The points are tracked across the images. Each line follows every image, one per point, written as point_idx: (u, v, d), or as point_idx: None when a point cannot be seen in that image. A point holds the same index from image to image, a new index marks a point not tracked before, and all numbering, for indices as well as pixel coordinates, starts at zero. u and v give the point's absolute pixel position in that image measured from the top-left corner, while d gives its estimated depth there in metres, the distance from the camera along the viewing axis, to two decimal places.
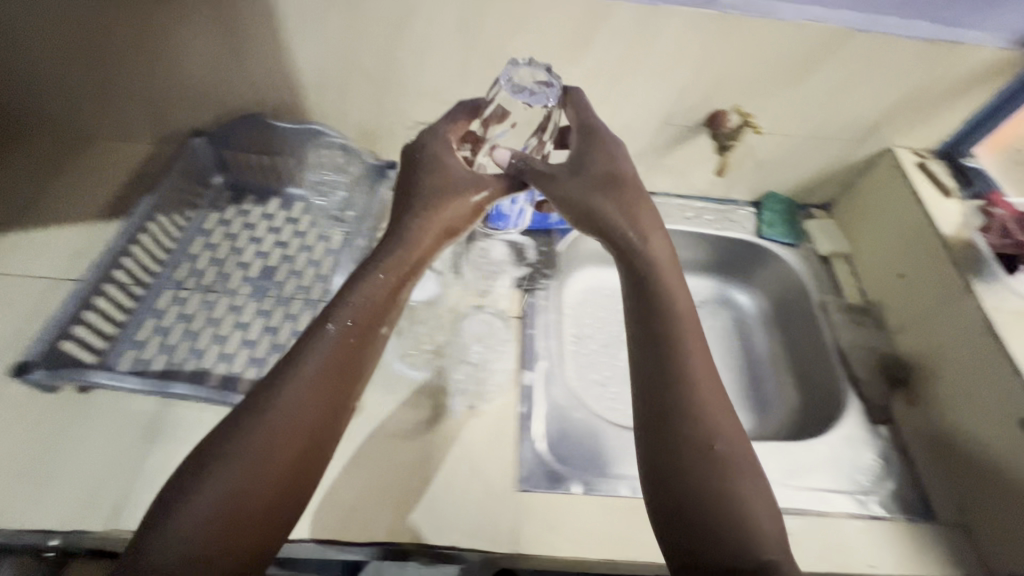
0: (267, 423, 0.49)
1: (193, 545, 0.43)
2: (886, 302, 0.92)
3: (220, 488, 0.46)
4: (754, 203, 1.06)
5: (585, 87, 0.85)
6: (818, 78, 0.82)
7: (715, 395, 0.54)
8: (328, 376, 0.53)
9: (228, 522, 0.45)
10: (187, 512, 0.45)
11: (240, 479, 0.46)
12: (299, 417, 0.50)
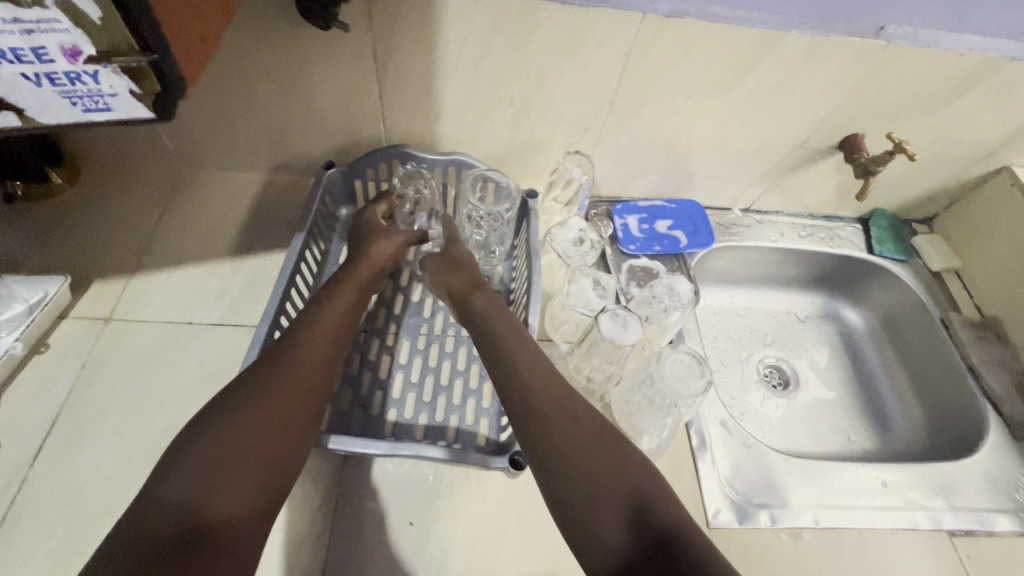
0: (262, 385, 0.56)
1: (193, 483, 0.48)
2: (1007, 317, 0.95)
3: (212, 432, 0.51)
4: (861, 219, 1.08)
5: (729, 114, 0.84)
6: (957, 104, 0.84)
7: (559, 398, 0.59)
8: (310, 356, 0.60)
9: (229, 465, 0.50)
10: (194, 454, 0.50)
11: (222, 427, 0.52)
12: (284, 383, 0.57)
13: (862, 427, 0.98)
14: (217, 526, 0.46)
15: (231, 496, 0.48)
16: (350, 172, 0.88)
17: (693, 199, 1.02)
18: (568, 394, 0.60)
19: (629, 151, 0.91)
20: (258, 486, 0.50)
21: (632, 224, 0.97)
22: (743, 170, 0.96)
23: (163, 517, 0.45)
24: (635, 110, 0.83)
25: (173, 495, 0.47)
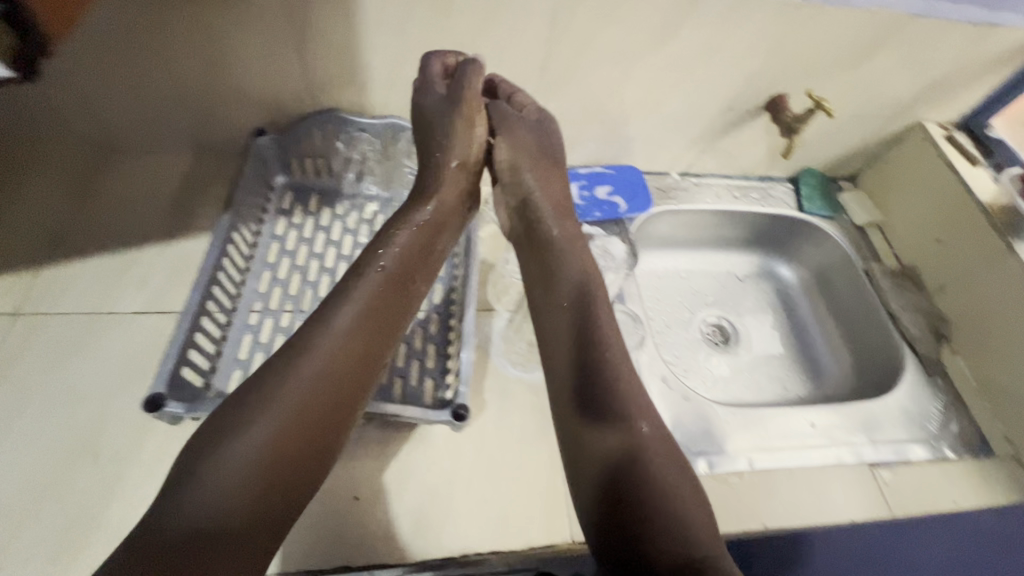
0: (334, 367, 0.57)
1: (226, 469, 0.50)
2: (922, 265, 1.01)
3: (265, 412, 0.53)
4: (791, 178, 1.12)
5: (660, 77, 0.85)
6: (870, 62, 0.87)
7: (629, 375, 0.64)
8: (369, 337, 0.61)
9: (273, 453, 0.52)
10: (246, 435, 0.51)
11: (297, 406, 0.54)
12: (346, 367, 0.59)
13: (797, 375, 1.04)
14: (246, 537, 0.48)
15: (271, 483, 0.51)
16: (281, 139, 0.83)
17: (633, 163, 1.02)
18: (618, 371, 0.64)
19: (566, 118, 0.91)
20: (297, 478, 0.53)
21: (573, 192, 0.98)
22: (678, 133, 0.98)
23: (214, 510, 0.48)
24: (568, 75, 0.83)
25: (213, 485, 0.49)
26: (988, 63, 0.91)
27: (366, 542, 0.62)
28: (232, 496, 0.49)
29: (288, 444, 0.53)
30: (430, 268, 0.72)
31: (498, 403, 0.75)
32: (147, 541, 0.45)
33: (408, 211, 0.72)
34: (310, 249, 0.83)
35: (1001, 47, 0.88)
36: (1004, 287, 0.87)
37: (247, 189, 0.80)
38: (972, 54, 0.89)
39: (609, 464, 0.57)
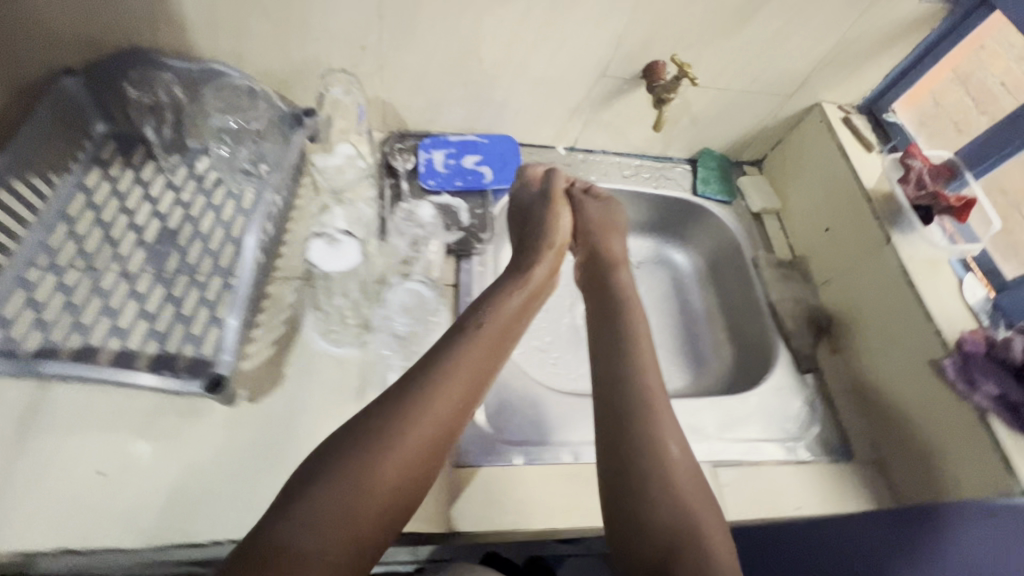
0: (427, 401, 0.52)
1: (348, 499, 0.46)
2: (811, 256, 0.94)
3: (384, 449, 0.48)
4: (690, 160, 1.06)
5: (515, 33, 0.78)
6: (750, 29, 0.80)
7: (647, 398, 0.58)
8: (469, 382, 0.56)
9: (376, 489, 0.47)
10: (371, 467, 0.47)
11: (387, 443, 0.49)
12: (451, 396, 0.54)
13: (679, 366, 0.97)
14: None
15: (366, 523, 0.46)
16: (92, 82, 0.74)
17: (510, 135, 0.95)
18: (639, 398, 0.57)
19: (422, 76, 0.84)
20: (383, 526, 0.47)
21: (437, 158, 0.90)
22: (554, 101, 0.90)
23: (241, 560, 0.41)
24: (411, 24, 0.75)
25: (304, 516, 0.44)
26: (882, 37, 0.84)
27: (98, 524, 0.55)
28: (325, 542, 0.44)
29: (389, 487, 0.48)
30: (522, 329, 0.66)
31: (297, 377, 0.68)
32: (244, 557, 0.42)
33: (515, 274, 0.70)
34: (119, 203, 0.75)
35: (893, 18, 0.81)
36: (880, 279, 0.81)
37: (40, 133, 0.71)
38: (862, 25, 0.81)
39: (657, 500, 0.52)
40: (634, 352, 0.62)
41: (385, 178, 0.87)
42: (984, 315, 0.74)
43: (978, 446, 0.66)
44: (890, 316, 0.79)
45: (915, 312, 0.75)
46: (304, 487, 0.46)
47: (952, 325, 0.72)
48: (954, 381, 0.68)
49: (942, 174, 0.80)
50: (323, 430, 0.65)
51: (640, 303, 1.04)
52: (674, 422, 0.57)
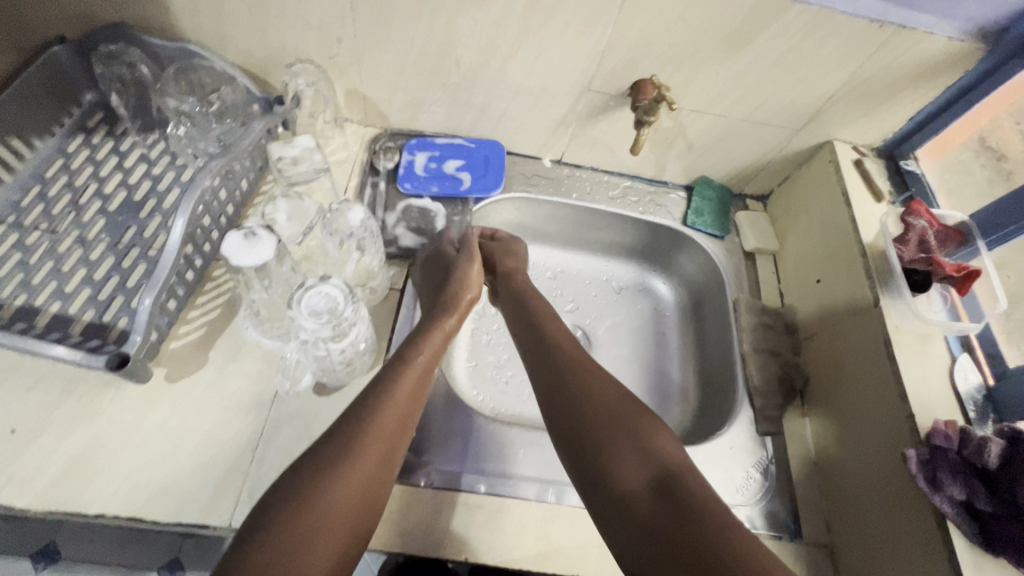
0: (366, 429, 0.53)
1: (297, 530, 0.45)
2: (799, 307, 0.86)
3: (335, 477, 0.49)
4: (686, 186, 0.99)
5: (492, 39, 0.74)
6: (750, 55, 0.73)
7: (607, 420, 0.56)
8: (397, 422, 0.55)
9: (332, 516, 0.47)
10: (321, 495, 0.47)
11: (340, 471, 0.49)
12: (389, 424, 0.54)
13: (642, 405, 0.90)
14: None
15: (329, 552, 0.46)
16: (85, 51, 0.76)
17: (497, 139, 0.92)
18: (597, 408, 0.57)
19: (401, 74, 0.82)
20: (345, 555, 0.47)
21: (417, 162, 0.89)
22: (538, 111, 0.86)
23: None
24: (384, 20, 0.74)
25: (283, 544, 0.44)
26: (906, 76, 0.74)
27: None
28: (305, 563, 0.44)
29: (345, 512, 0.48)
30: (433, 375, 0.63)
31: (220, 364, 0.68)
32: None
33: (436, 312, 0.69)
34: (93, 171, 0.78)
35: (918, 56, 0.71)
36: (861, 346, 0.72)
37: (28, 97, 0.73)
38: (881, 61, 0.73)
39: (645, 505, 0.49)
40: (581, 368, 0.62)
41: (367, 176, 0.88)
42: (971, 403, 0.65)
43: (932, 555, 0.58)
44: (865, 389, 0.70)
45: (890, 390, 0.66)
46: (251, 532, 0.45)
47: (930, 411, 0.63)
48: (916, 474, 0.59)
49: (952, 239, 0.70)
50: (233, 421, 0.65)
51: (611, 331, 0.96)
52: (655, 421, 0.56)
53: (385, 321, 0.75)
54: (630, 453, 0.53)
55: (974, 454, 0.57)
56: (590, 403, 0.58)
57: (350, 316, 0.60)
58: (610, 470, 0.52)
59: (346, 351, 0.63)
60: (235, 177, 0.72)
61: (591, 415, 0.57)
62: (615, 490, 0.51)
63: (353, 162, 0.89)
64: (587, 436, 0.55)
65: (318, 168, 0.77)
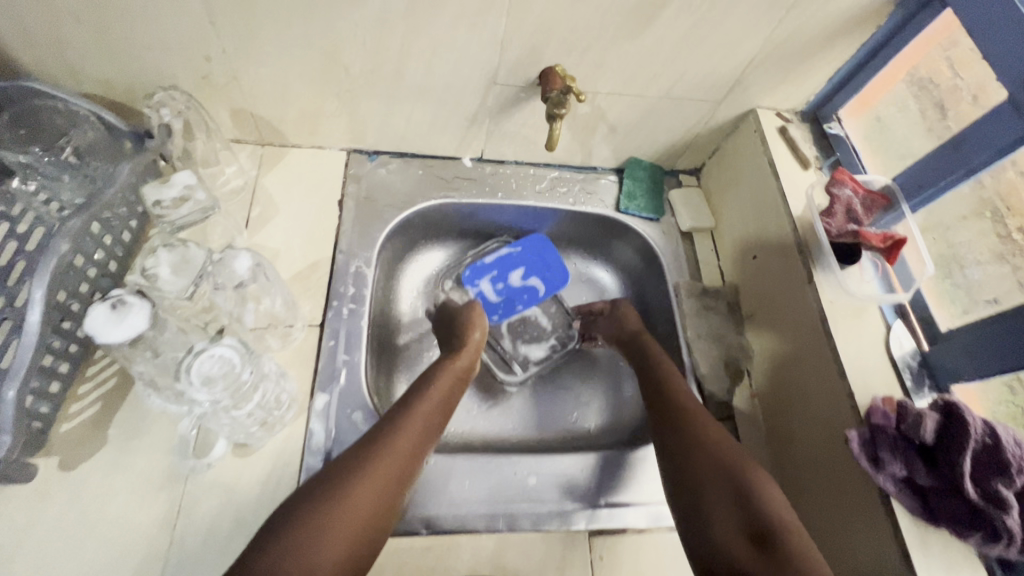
0: (387, 446, 0.58)
1: (309, 533, 0.49)
2: (740, 285, 0.84)
3: (352, 489, 0.53)
4: (618, 169, 0.94)
5: (376, 40, 0.67)
6: (657, 30, 0.67)
7: (720, 466, 0.60)
8: (416, 439, 0.60)
9: (344, 523, 0.51)
10: (337, 504, 0.52)
11: (353, 482, 0.54)
12: (406, 445, 0.59)
13: (596, 400, 0.87)
14: None
15: (333, 553, 0.49)
16: None
17: (539, 236, 0.91)
18: (719, 471, 0.60)
19: (284, 87, 0.73)
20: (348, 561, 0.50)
21: (487, 289, 0.89)
22: (446, 111, 0.79)
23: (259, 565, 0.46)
24: (250, 32, 0.65)
25: (298, 538, 0.49)
26: (820, 36, 0.71)
27: None
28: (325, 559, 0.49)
29: (352, 518, 0.52)
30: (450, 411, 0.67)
31: (122, 442, 0.62)
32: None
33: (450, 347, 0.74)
34: None
35: (829, 14, 0.67)
36: (799, 322, 0.71)
37: None
38: (793, 24, 0.68)
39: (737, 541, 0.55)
40: (697, 437, 0.64)
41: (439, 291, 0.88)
42: (907, 370, 0.64)
43: (878, 532, 0.57)
44: (804, 365, 0.69)
45: (828, 367, 0.65)
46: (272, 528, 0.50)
47: (869, 386, 0.63)
48: (858, 455, 0.58)
49: (877, 203, 0.69)
50: (143, 502, 0.60)
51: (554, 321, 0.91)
52: (770, 486, 0.58)
53: (306, 365, 0.70)
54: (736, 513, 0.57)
55: (911, 430, 0.57)
56: (702, 465, 0.61)
57: (248, 378, 0.54)
58: (729, 531, 0.56)
59: (254, 416, 0.57)
60: (106, 230, 0.64)
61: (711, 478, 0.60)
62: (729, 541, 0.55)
63: (253, 188, 0.80)
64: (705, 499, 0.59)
65: (203, 210, 0.69)
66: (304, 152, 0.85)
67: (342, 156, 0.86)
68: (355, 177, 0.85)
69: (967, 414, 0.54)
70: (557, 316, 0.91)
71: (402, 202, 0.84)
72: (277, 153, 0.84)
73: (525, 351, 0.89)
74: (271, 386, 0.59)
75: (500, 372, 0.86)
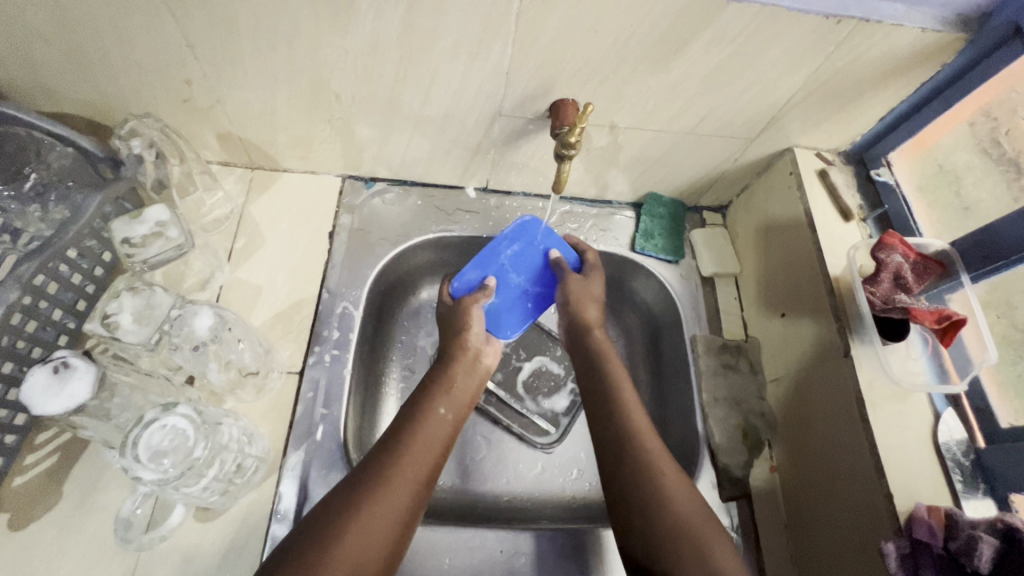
0: (401, 450, 0.52)
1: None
2: (763, 342, 0.76)
3: (402, 449, 0.52)
4: (635, 204, 0.86)
5: (371, 69, 0.60)
6: (686, 65, 0.59)
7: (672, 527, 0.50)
8: (430, 443, 0.54)
9: (345, 566, 0.45)
10: (336, 545, 0.45)
11: (353, 515, 0.47)
12: (415, 475, 0.51)
13: None
14: None
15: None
16: None
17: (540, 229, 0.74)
18: (675, 531, 0.50)
19: (272, 114, 0.67)
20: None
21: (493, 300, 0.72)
22: (448, 141, 0.72)
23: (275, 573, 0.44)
24: (230, 55, 0.58)
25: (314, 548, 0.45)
26: (873, 74, 0.61)
27: None
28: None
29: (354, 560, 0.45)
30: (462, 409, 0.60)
31: (76, 499, 0.57)
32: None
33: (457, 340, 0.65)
34: None
35: (888, 51, 0.58)
36: (831, 400, 0.62)
37: None
38: (845, 60, 0.59)
39: None
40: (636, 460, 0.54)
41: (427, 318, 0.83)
42: (957, 469, 0.57)
43: None
44: (834, 449, 0.61)
45: (865, 460, 0.57)
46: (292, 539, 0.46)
47: (908, 486, 0.55)
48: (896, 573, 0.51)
49: (931, 270, 0.62)
50: (93, 570, 0.55)
51: (563, 366, 0.84)
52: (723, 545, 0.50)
53: (281, 418, 0.64)
54: (696, 574, 0.48)
55: (961, 552, 0.50)
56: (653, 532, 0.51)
57: (201, 454, 0.50)
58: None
59: (207, 489, 0.53)
60: (74, 267, 0.59)
61: (662, 543, 0.50)
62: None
63: (238, 216, 0.75)
64: (663, 553, 0.50)
65: (177, 245, 0.65)
66: (296, 177, 0.79)
67: (336, 183, 0.80)
68: (349, 207, 0.78)
69: None
70: (565, 359, 0.84)
71: (397, 236, 0.78)
72: (267, 178, 0.78)
73: (550, 406, 0.81)
74: (229, 456, 0.55)
75: (531, 439, 0.78)
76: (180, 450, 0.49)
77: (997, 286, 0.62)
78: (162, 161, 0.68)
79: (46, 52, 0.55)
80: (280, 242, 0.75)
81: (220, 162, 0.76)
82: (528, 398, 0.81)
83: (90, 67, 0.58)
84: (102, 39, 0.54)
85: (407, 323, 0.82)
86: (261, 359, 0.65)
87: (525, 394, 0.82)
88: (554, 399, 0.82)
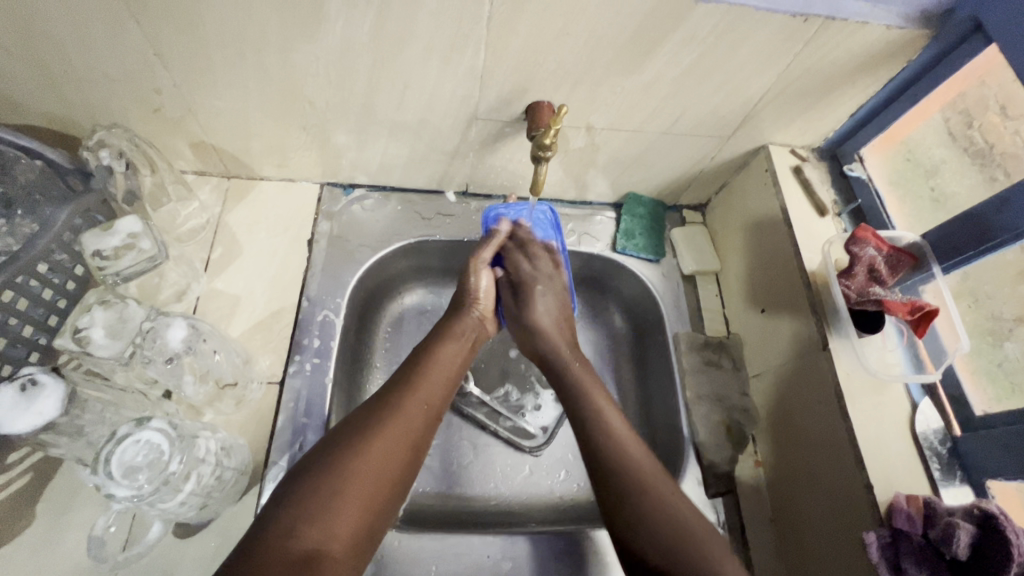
0: (410, 387, 0.56)
1: (322, 499, 0.46)
2: (745, 338, 0.76)
3: (412, 384, 0.56)
4: (615, 205, 0.86)
5: (343, 74, 0.60)
6: (658, 65, 0.60)
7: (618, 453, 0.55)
8: (439, 380, 0.58)
9: (350, 510, 0.46)
10: (349, 471, 0.48)
11: (358, 455, 0.49)
12: (415, 419, 0.53)
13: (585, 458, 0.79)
14: (338, 545, 0.45)
15: (347, 527, 0.46)
16: None
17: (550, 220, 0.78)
18: (605, 444, 0.55)
19: (245, 121, 0.66)
20: (360, 542, 0.46)
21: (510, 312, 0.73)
22: (426, 145, 0.72)
23: (283, 509, 0.45)
24: (199, 63, 0.57)
25: (328, 473, 0.47)
26: (842, 71, 0.63)
27: None
28: (346, 505, 0.46)
29: (362, 498, 0.47)
30: (461, 359, 0.63)
31: (49, 520, 0.56)
32: (268, 527, 0.44)
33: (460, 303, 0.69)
34: None
35: (856, 47, 0.59)
36: (810, 391, 0.63)
37: None
38: (813, 57, 0.60)
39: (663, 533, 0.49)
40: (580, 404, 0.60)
41: (409, 323, 0.83)
42: (934, 457, 0.58)
43: None
44: (815, 441, 0.62)
45: (843, 451, 0.58)
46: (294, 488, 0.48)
47: (889, 475, 0.56)
48: (878, 562, 0.52)
49: (904, 262, 0.63)
50: None
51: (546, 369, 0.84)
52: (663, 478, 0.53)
53: (262, 430, 0.63)
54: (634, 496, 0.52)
55: (940, 540, 0.51)
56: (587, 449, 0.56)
57: (177, 468, 0.49)
58: None
59: (183, 505, 0.51)
60: (43, 282, 0.58)
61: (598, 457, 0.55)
62: (639, 540, 0.50)
63: (214, 225, 0.74)
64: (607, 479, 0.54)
65: (147, 259, 0.63)
66: (273, 185, 0.78)
67: (314, 190, 0.79)
68: (327, 213, 0.78)
69: (1010, 530, 0.48)
70: None
71: (376, 242, 0.77)
72: (244, 187, 0.77)
73: (534, 407, 0.81)
74: (206, 470, 0.53)
75: (518, 441, 0.78)
76: (153, 464, 0.49)
77: (969, 277, 0.63)
78: (135, 172, 0.67)
79: (11, 66, 0.54)
80: (258, 250, 0.74)
81: (194, 172, 0.75)
82: (512, 398, 0.81)
83: (56, 78, 0.57)
84: (66, 49, 0.54)
85: (389, 329, 0.82)
86: (239, 372, 0.64)
87: (509, 395, 0.81)
88: (538, 401, 0.82)
